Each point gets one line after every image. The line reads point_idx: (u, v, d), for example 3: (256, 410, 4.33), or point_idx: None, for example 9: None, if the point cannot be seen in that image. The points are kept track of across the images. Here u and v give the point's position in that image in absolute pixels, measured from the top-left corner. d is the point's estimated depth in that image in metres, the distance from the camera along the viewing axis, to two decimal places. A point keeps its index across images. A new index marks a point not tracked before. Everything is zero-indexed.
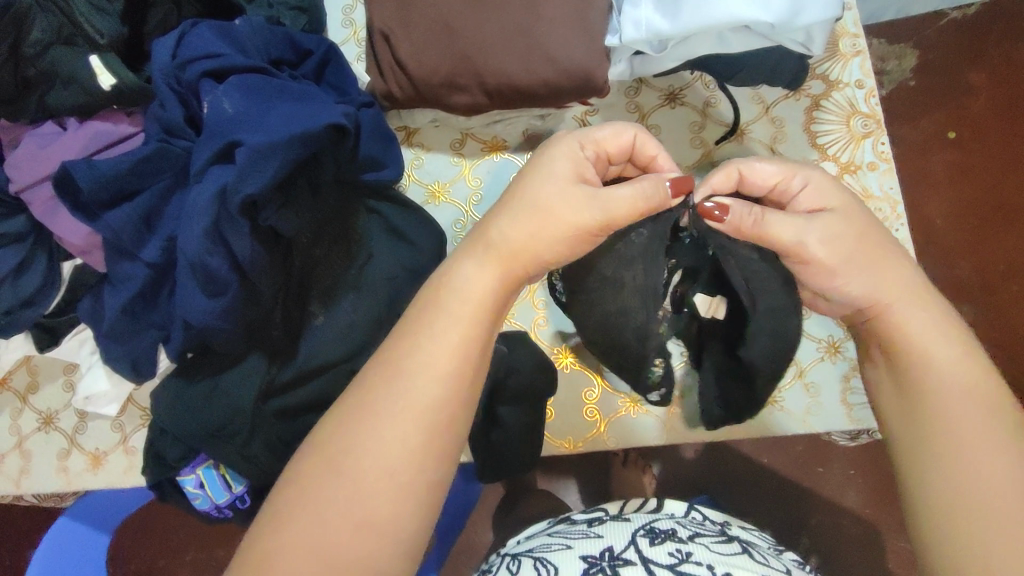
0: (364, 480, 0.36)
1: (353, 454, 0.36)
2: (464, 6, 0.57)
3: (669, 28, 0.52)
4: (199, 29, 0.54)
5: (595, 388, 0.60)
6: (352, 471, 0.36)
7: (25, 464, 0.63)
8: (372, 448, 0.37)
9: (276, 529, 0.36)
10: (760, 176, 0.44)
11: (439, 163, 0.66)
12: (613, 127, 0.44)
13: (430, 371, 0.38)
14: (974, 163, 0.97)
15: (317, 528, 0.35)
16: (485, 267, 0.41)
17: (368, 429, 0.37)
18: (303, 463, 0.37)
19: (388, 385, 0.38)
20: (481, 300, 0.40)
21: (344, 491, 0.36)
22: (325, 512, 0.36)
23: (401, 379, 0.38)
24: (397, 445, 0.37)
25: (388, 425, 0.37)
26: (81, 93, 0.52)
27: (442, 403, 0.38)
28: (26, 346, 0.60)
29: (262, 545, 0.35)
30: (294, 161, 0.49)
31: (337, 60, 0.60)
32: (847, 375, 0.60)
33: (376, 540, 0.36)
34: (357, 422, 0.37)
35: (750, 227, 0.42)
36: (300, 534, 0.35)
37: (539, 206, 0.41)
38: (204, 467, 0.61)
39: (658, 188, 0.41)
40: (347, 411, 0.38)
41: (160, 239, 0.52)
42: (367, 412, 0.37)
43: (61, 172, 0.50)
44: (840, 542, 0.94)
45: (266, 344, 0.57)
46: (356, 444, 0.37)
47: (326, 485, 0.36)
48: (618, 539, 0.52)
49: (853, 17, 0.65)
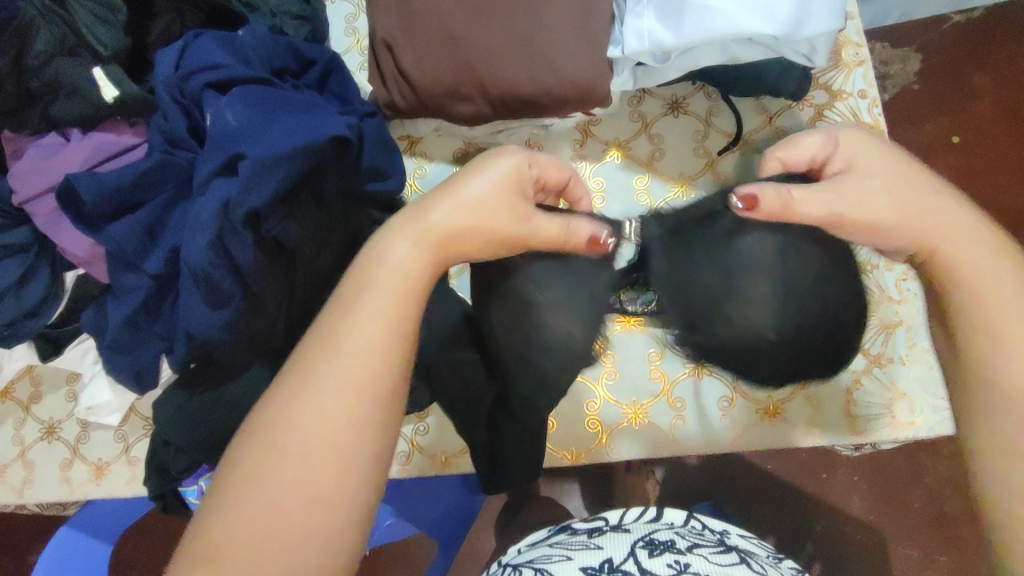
0: (312, 457, 0.33)
1: (301, 431, 0.34)
2: (467, 16, 0.57)
3: (672, 40, 0.53)
4: (203, 40, 0.54)
5: (597, 400, 0.61)
6: (298, 450, 0.34)
7: (27, 475, 0.63)
8: (314, 420, 0.34)
9: (223, 520, 0.33)
10: (798, 153, 0.47)
11: (441, 172, 0.65)
12: (553, 158, 0.46)
13: (366, 336, 0.36)
14: (978, 167, 0.97)
15: (269, 515, 0.33)
16: (417, 244, 0.40)
17: (307, 401, 0.34)
18: (243, 447, 0.35)
19: (328, 356, 0.36)
20: (424, 274, 0.40)
21: (294, 473, 0.33)
22: (272, 490, 0.33)
23: (348, 349, 0.36)
24: (344, 415, 0.34)
25: (329, 398, 0.35)
26: (85, 104, 0.53)
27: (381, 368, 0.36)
28: (29, 356, 0.60)
29: (214, 538, 0.32)
30: (296, 174, 0.50)
31: (339, 70, 0.60)
32: (851, 387, 0.59)
33: (328, 515, 0.33)
34: (296, 400, 0.35)
35: (780, 209, 0.41)
36: (248, 515, 0.32)
37: (481, 206, 0.41)
38: (206, 478, 0.63)
39: (583, 232, 0.43)
40: (285, 392, 0.35)
41: (162, 250, 0.52)
42: (305, 386, 0.35)
43: (64, 184, 0.50)
44: (846, 549, 0.93)
45: (271, 356, 0.57)
46: (298, 422, 0.34)
47: (273, 466, 0.33)
48: (618, 550, 0.51)
49: (856, 25, 0.65)
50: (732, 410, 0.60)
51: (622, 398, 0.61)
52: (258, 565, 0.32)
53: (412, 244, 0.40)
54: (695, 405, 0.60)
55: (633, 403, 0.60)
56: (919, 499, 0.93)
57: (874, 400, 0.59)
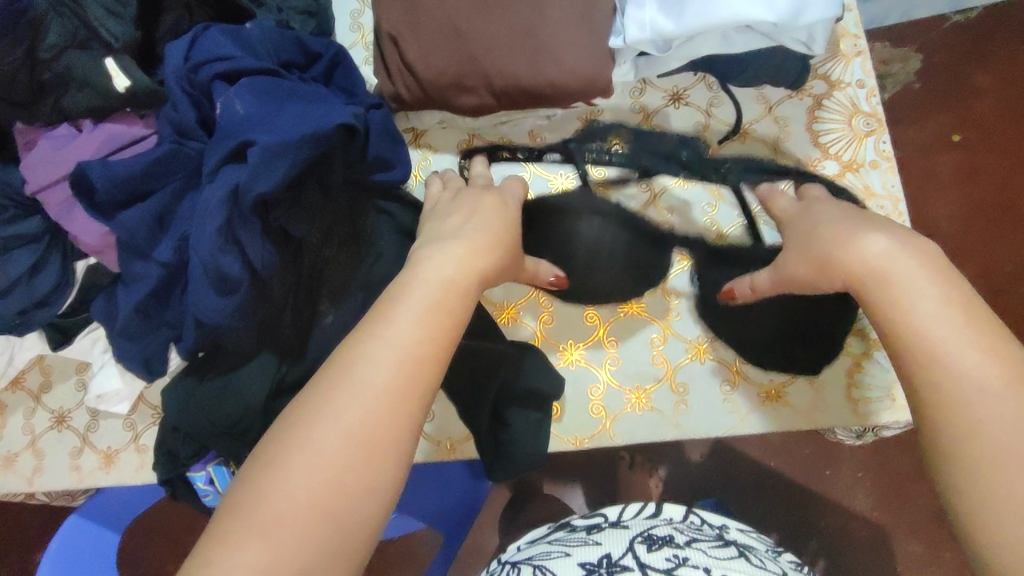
0: (355, 442, 0.35)
1: (343, 417, 0.35)
2: (470, 8, 0.58)
3: (673, 28, 0.53)
4: (211, 32, 0.55)
5: (601, 385, 0.61)
6: (339, 432, 0.35)
7: (38, 463, 0.63)
8: (362, 402, 0.36)
9: (260, 500, 0.33)
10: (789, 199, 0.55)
11: (446, 163, 0.66)
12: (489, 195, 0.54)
13: (399, 327, 0.39)
14: (977, 164, 0.98)
15: (306, 495, 0.33)
16: (440, 268, 0.44)
17: (355, 379, 0.37)
18: (278, 432, 0.36)
19: (372, 342, 0.38)
20: (422, 279, 0.43)
21: (335, 454, 0.34)
22: (322, 465, 0.34)
23: (386, 354, 0.38)
24: (383, 409, 0.36)
25: (367, 391, 0.36)
26: (96, 96, 0.54)
27: (412, 369, 0.38)
28: (39, 345, 0.61)
29: (261, 511, 0.32)
30: (305, 162, 0.51)
31: (345, 63, 0.60)
32: (852, 371, 0.60)
33: (368, 497, 0.35)
34: (333, 390, 0.36)
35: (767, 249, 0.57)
36: (296, 489, 0.33)
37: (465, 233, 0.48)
38: (215, 464, 0.61)
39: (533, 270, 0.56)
40: (325, 380, 0.37)
41: (172, 238, 0.53)
42: (350, 375, 0.37)
43: (77, 172, 0.51)
44: (849, 544, 0.94)
45: (278, 342, 0.58)
46: (347, 404, 0.36)
47: (321, 443, 0.34)
48: (616, 546, 0.52)
49: (854, 17, 0.66)
50: (735, 395, 0.61)
51: (625, 383, 0.61)
52: (302, 540, 0.32)
53: (435, 265, 0.44)
54: (698, 392, 0.61)
55: (635, 386, 0.61)
56: (921, 496, 0.93)
57: (874, 384, 0.59)
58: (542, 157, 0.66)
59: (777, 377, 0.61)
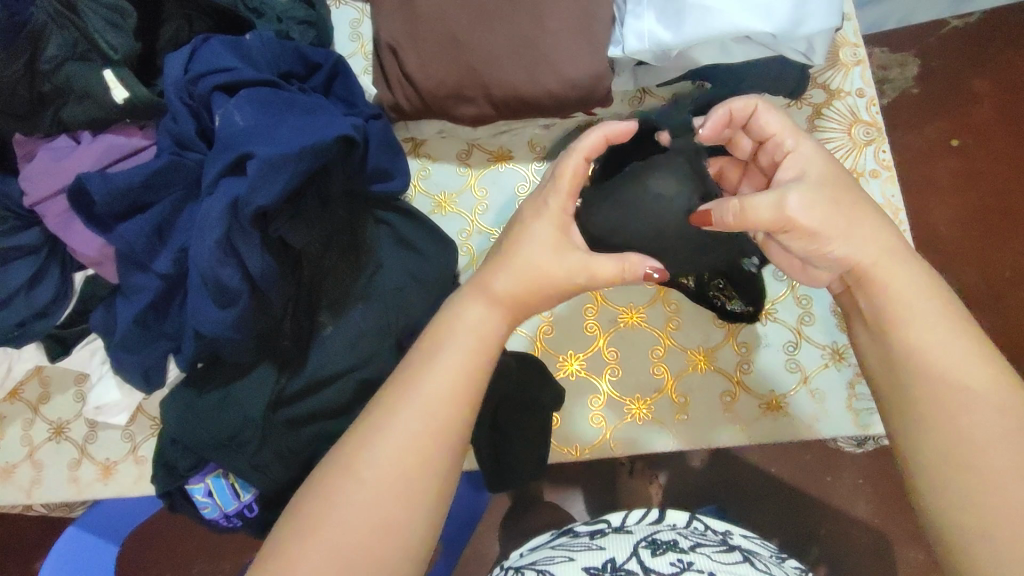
0: (385, 497, 0.38)
1: (362, 463, 0.38)
2: (469, 19, 0.58)
3: (672, 39, 0.54)
4: (211, 44, 0.55)
5: (601, 396, 0.61)
6: (372, 486, 0.38)
7: (36, 474, 0.63)
8: (393, 456, 0.39)
9: (299, 541, 0.37)
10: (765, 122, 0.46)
11: (446, 172, 0.66)
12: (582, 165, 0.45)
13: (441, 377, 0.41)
14: (975, 170, 0.98)
15: (337, 543, 0.37)
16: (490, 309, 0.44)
17: (388, 430, 0.39)
18: (322, 478, 0.39)
19: (411, 393, 0.40)
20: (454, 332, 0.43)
21: (365, 506, 0.38)
22: (351, 516, 0.37)
23: (413, 408, 0.40)
24: (413, 468, 0.39)
25: (398, 445, 0.39)
26: (94, 107, 0.54)
27: (444, 423, 0.40)
28: (37, 356, 0.61)
29: (294, 553, 0.37)
30: (305, 173, 0.50)
31: (345, 74, 0.61)
32: (852, 381, 0.60)
33: (390, 550, 0.37)
34: (369, 442, 0.39)
35: (732, 217, 0.42)
36: (325, 539, 0.37)
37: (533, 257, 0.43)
38: (214, 475, 0.60)
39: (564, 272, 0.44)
40: (367, 429, 0.40)
41: (171, 250, 0.53)
42: (387, 426, 0.39)
43: (77, 185, 0.51)
44: (851, 552, 0.93)
45: (278, 353, 0.58)
46: (378, 457, 0.39)
47: (353, 495, 0.38)
48: (621, 550, 0.52)
49: (853, 26, 0.66)
50: (734, 404, 0.61)
51: (625, 394, 0.61)
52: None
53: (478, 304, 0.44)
54: (697, 403, 0.61)
55: (636, 397, 0.61)
56: None
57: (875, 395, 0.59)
58: (541, 166, 0.66)
59: (780, 389, 0.60)
